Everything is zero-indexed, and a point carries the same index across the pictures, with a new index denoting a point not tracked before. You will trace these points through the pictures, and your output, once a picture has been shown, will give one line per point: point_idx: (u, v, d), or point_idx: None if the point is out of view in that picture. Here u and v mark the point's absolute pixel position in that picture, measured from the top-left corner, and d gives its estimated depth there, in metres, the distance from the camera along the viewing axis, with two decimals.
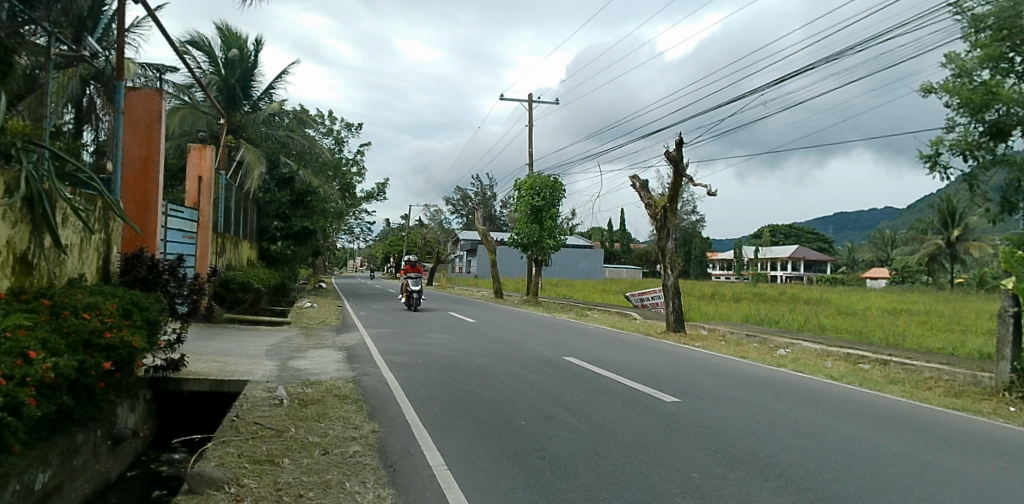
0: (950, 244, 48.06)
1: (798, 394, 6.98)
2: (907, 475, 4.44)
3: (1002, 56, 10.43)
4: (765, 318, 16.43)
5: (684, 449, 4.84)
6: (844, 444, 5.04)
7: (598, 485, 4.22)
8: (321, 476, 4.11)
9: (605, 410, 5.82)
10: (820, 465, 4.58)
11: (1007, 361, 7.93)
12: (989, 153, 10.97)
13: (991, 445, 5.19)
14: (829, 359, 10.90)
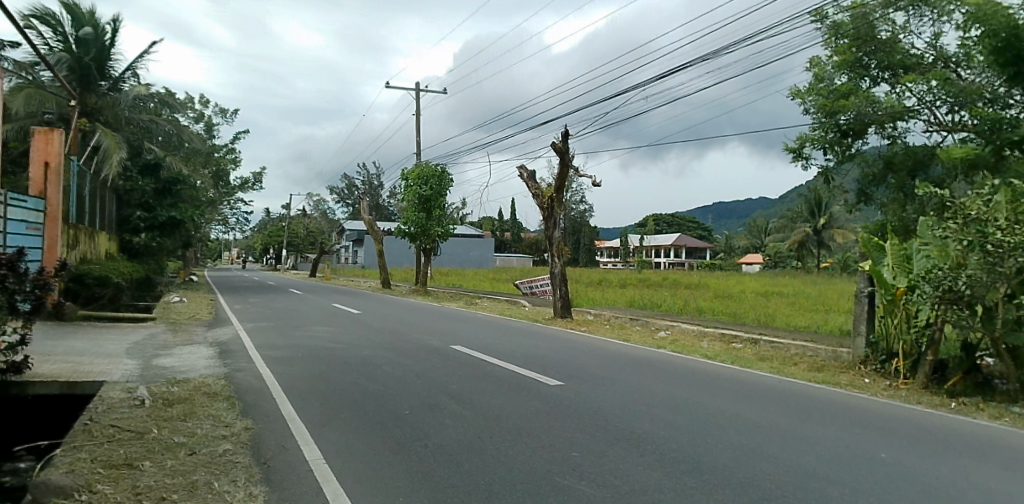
0: (817, 232, 50.56)
1: (677, 372, 7.32)
2: (771, 447, 4.76)
3: (857, 61, 11.75)
4: (647, 302, 17.21)
5: (567, 431, 4.97)
6: (716, 418, 5.34)
7: (481, 472, 4.26)
8: (186, 478, 3.89)
9: (490, 396, 5.88)
10: (695, 442, 4.83)
11: (863, 336, 8.70)
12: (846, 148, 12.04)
13: (843, 412, 5.67)
14: (705, 338, 11.47)
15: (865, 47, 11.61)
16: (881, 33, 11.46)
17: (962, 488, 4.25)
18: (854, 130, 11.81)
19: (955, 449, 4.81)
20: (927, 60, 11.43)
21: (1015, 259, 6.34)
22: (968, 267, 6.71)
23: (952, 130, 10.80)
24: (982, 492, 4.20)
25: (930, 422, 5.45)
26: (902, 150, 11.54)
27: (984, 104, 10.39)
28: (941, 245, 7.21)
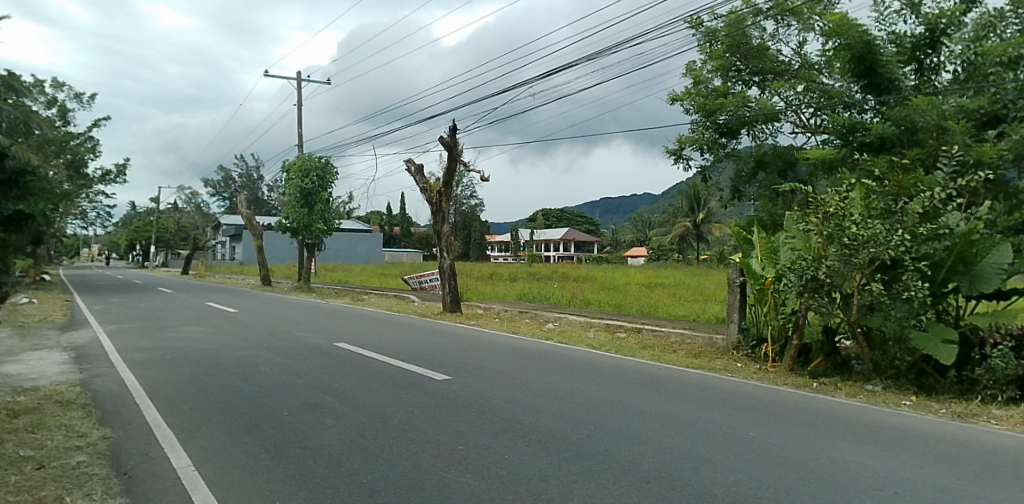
0: (696, 225, 52.19)
1: (561, 362, 7.56)
2: (646, 430, 5.02)
3: (731, 66, 12.33)
4: (536, 295, 17.74)
5: (452, 424, 5.00)
6: (597, 405, 5.55)
7: (364, 469, 4.20)
8: (32, 494, 3.57)
9: (375, 392, 5.82)
10: (576, 429, 5.00)
11: (735, 323, 9.28)
12: (722, 149, 12.78)
13: (712, 394, 6.05)
14: (592, 329, 11.90)
15: (737, 52, 12.18)
16: (752, 39, 12.01)
17: (816, 461, 4.66)
18: (729, 130, 12.35)
19: (807, 422, 5.28)
20: (791, 67, 12.13)
21: (867, 251, 6.65)
22: (827, 257, 7.02)
23: (817, 131, 11.62)
24: (834, 463, 4.61)
25: (789, 401, 5.93)
26: (769, 149, 12.34)
27: (841, 109, 11.27)
28: (804, 236, 7.50)
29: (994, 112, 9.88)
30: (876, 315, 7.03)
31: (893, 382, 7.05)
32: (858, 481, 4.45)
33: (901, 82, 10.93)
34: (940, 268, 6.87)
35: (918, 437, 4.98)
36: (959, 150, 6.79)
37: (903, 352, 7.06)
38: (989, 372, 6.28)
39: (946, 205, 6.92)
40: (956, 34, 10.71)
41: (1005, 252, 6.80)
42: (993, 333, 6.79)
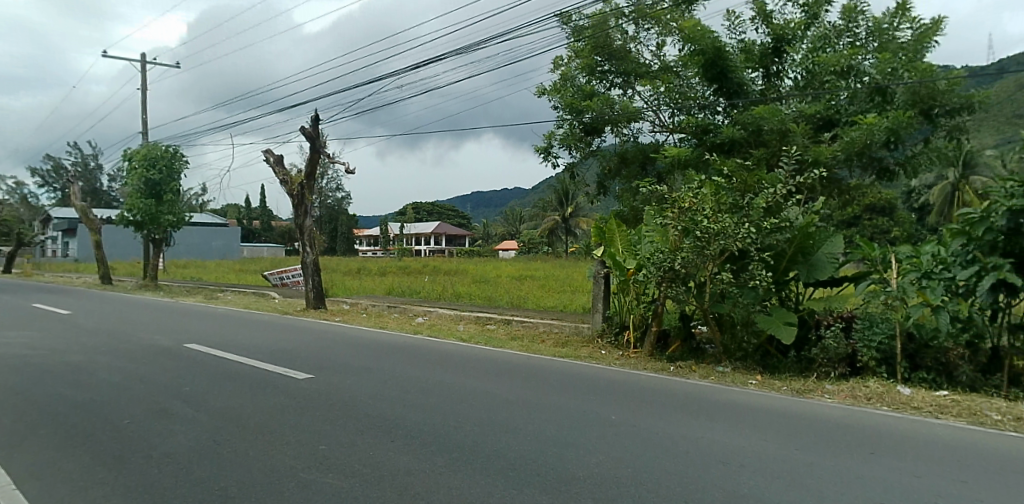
0: (565, 219, 52.76)
1: (429, 356, 7.59)
2: (512, 419, 5.13)
3: (596, 65, 12.55)
4: (406, 290, 17.76)
5: (315, 424, 4.86)
6: (465, 397, 5.61)
7: (216, 476, 3.98)
8: None
9: (232, 395, 5.54)
10: (443, 421, 5.03)
11: (599, 313, 9.61)
12: (587, 146, 13.04)
13: (575, 381, 6.30)
14: (462, 322, 11.97)
15: (601, 52, 12.32)
16: (615, 40, 12.26)
17: (673, 439, 4.95)
18: (594, 128, 12.68)
19: (662, 403, 5.60)
20: (651, 68, 12.39)
21: (718, 243, 7.21)
22: (682, 250, 7.48)
23: (674, 130, 12.14)
24: (689, 441, 4.92)
25: (647, 385, 6.28)
26: (631, 146, 12.78)
27: (696, 110, 11.86)
28: (661, 230, 7.86)
29: (829, 117, 10.83)
30: (726, 302, 7.61)
31: (741, 362, 7.61)
32: (707, 455, 4.79)
33: (749, 86, 11.66)
34: (781, 258, 7.50)
35: (760, 411, 5.42)
36: (795, 150, 7.42)
37: (750, 335, 7.67)
38: (823, 351, 7.03)
39: (787, 199, 7.53)
40: (798, 45, 11.45)
41: (836, 243, 7.54)
42: (826, 316, 7.55)
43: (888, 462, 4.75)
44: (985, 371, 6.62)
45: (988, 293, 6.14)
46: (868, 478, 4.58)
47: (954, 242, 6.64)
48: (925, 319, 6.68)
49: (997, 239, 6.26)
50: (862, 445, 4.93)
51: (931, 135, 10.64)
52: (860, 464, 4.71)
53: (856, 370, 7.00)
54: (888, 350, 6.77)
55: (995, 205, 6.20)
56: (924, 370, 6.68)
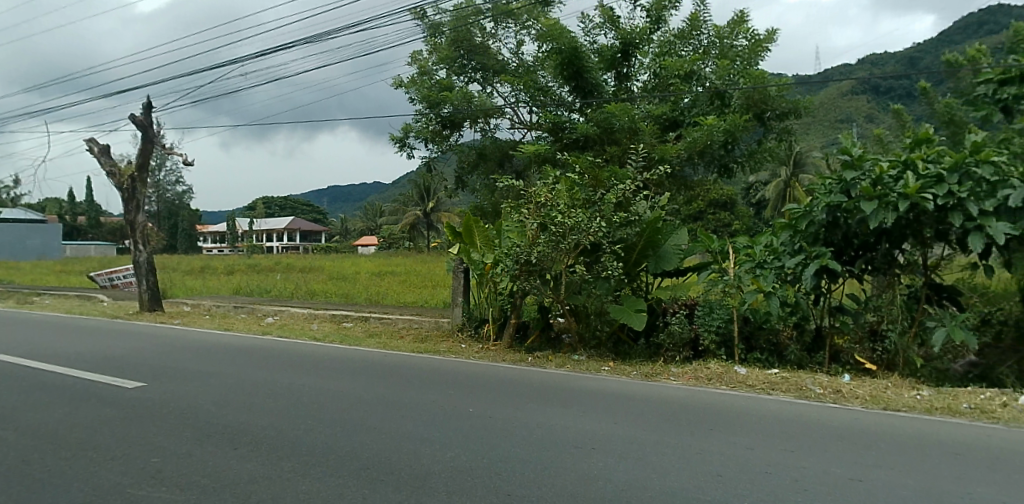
0: (425, 214, 49.34)
1: (279, 358, 7.31)
2: (366, 417, 5.08)
3: (456, 58, 12.69)
4: (255, 289, 16.96)
5: (146, 435, 4.53)
6: (318, 398, 5.47)
7: (23, 499, 3.61)
8: None
9: (50, 409, 5.04)
10: (292, 424, 4.88)
11: (460, 307, 9.68)
12: (444, 140, 13.08)
13: (431, 376, 6.33)
14: (316, 321, 11.59)
15: (460, 47, 12.51)
16: (473, 36, 12.47)
17: (528, 428, 5.08)
18: (452, 122, 12.78)
19: (515, 394, 5.72)
20: (509, 66, 12.69)
21: (572, 237, 7.39)
22: (538, 244, 7.58)
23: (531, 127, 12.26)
24: (543, 428, 5.08)
25: (505, 376, 6.41)
26: (489, 142, 12.81)
27: (552, 107, 12.00)
28: (517, 227, 7.98)
29: (674, 118, 11.53)
30: (582, 294, 7.91)
31: (595, 350, 8.02)
32: (559, 442, 4.96)
33: (602, 86, 12.05)
34: (632, 250, 7.79)
35: (610, 396, 5.67)
36: (643, 150, 7.98)
37: (603, 323, 8.05)
38: (670, 336, 7.50)
39: (637, 195, 7.91)
40: (645, 49, 12.04)
41: (681, 235, 8.05)
42: (672, 304, 8.01)
43: (725, 437, 5.09)
44: (810, 350, 7.34)
45: (811, 278, 6.78)
46: (707, 452, 4.92)
47: (783, 234, 7.40)
48: (758, 304, 7.22)
49: (818, 231, 7.03)
50: (703, 422, 5.24)
51: (763, 137, 11.63)
52: (699, 440, 5.04)
53: (698, 353, 7.62)
54: (726, 333, 7.37)
55: (815, 200, 6.94)
56: (757, 350, 7.33)
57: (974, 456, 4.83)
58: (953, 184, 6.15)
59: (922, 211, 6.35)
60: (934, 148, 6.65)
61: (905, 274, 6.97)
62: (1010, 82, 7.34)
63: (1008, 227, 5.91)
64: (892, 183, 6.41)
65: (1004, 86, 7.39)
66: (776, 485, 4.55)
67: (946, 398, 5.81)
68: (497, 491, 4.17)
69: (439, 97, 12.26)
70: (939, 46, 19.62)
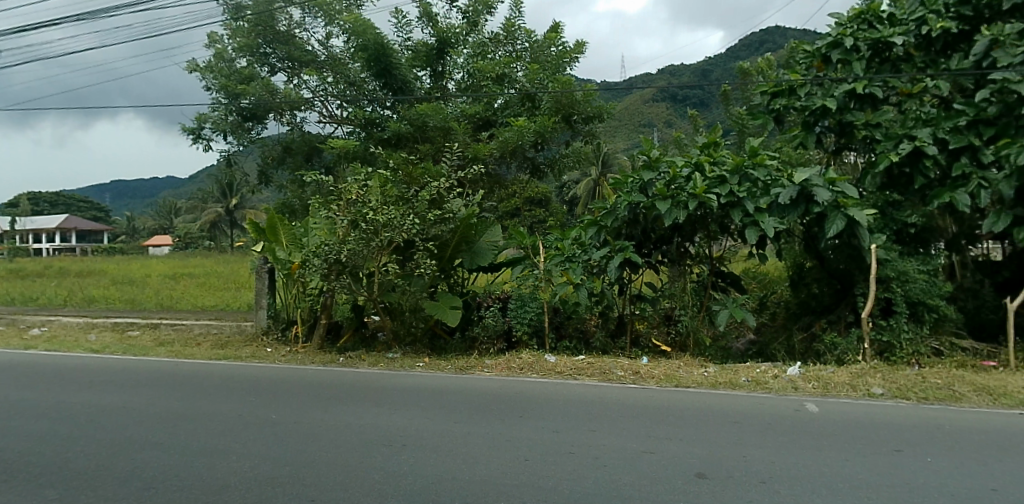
0: (230, 211, 46.58)
1: (52, 376, 6.50)
2: (156, 434, 4.75)
3: (258, 47, 12.40)
4: (16, 298, 14.81)
5: None
6: (94, 418, 4.97)
7: None
8: None
9: None
10: (61, 448, 4.41)
11: (264, 310, 9.22)
12: (246, 133, 12.73)
13: (228, 383, 6.02)
14: (95, 330, 10.31)
15: (263, 34, 12.26)
16: (279, 24, 12.28)
17: (337, 431, 5.02)
18: (253, 114, 12.48)
19: (314, 397, 5.59)
20: (319, 58, 12.65)
21: (385, 234, 7.03)
22: (348, 242, 7.12)
23: (341, 122, 12.49)
24: (352, 429, 5.06)
25: (313, 379, 6.26)
26: (297, 135, 12.77)
27: (365, 104, 12.32)
28: (327, 224, 7.44)
29: (486, 118, 12.03)
30: (395, 291, 7.69)
31: (411, 347, 8.03)
32: (370, 441, 4.92)
33: (413, 84, 12.44)
34: (446, 247, 7.78)
35: (419, 393, 5.72)
36: (456, 147, 7.90)
37: (417, 320, 8.09)
38: (485, 330, 7.75)
39: (451, 192, 7.78)
40: (459, 49, 12.61)
41: (495, 231, 8.22)
42: (486, 298, 8.40)
43: (533, 423, 5.28)
44: (614, 335, 7.97)
45: (616, 270, 7.33)
46: (515, 439, 5.09)
47: (589, 229, 7.82)
48: (568, 296, 7.58)
49: (620, 226, 7.65)
50: (514, 411, 5.41)
51: (571, 138, 12.11)
52: (509, 427, 5.20)
53: (511, 344, 7.91)
54: (536, 324, 7.70)
55: (619, 198, 7.50)
56: (567, 339, 7.79)
57: (748, 423, 5.38)
58: (733, 185, 6.96)
59: (710, 209, 7.15)
60: (719, 152, 7.41)
61: (695, 265, 7.90)
62: (779, 95, 8.19)
63: (776, 222, 6.77)
64: (683, 183, 7.14)
65: (776, 97, 8.21)
66: (580, 464, 4.81)
67: (729, 373, 6.54)
68: (296, 490, 4.06)
69: (238, 88, 11.87)
70: (721, 67, 22.30)
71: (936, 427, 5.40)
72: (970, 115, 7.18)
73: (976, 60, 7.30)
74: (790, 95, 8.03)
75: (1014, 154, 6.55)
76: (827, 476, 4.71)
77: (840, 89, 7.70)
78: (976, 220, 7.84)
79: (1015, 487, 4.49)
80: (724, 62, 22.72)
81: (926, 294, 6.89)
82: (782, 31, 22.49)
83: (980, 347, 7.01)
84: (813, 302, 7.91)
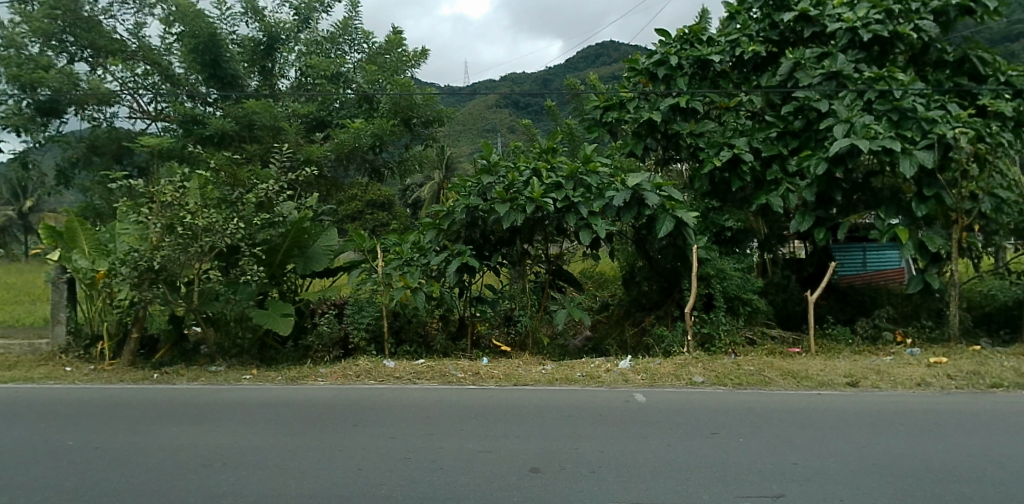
0: (22, 215, 41.40)
1: None
2: None
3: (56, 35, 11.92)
4: None
5: None
6: None
7: None
8: None
9: None
10: None
11: (63, 324, 8.39)
12: (42, 130, 11.90)
13: (15, 410, 5.32)
14: None
15: (61, 18, 11.69)
16: (83, 9, 11.89)
17: (147, 455, 4.63)
18: (50, 108, 11.76)
19: (109, 420, 5.16)
20: (128, 47, 12.42)
21: (205, 240, 6.61)
22: (162, 248, 6.58)
23: (155, 118, 12.24)
24: (165, 450, 4.70)
25: (121, 399, 5.74)
26: (103, 131, 12.24)
27: (184, 99, 12.07)
28: (137, 229, 6.84)
29: (321, 118, 12.20)
30: (219, 300, 7.33)
31: (237, 359, 7.57)
32: (186, 463, 4.56)
33: (243, 79, 12.59)
34: (276, 253, 7.46)
35: (238, 406, 5.48)
36: (286, 148, 7.55)
37: (245, 330, 7.63)
38: (319, 337, 7.55)
39: (281, 196, 7.49)
40: (290, 46, 13.29)
41: (331, 236, 8.01)
42: (321, 304, 8.31)
43: (369, 430, 5.15)
44: (455, 337, 8.23)
45: (453, 273, 7.53)
46: (349, 449, 4.92)
47: (427, 233, 8.00)
48: (406, 300, 7.60)
49: (459, 230, 7.91)
50: (349, 420, 5.27)
51: (412, 141, 12.55)
52: (341, 437, 5.04)
53: (349, 351, 7.75)
54: (375, 329, 7.64)
55: (457, 202, 7.75)
56: (406, 344, 7.83)
57: (580, 416, 5.59)
58: (568, 190, 7.37)
59: (547, 213, 7.45)
60: (556, 158, 7.90)
61: (534, 265, 8.40)
62: (612, 108, 8.89)
63: (607, 224, 7.26)
64: (522, 187, 7.49)
65: (608, 111, 8.94)
66: (415, 468, 4.70)
67: (565, 369, 6.80)
68: None
69: (32, 78, 11.09)
70: (559, 78, 24.16)
71: (749, 409, 5.91)
72: (779, 127, 8.19)
73: (783, 79, 8.26)
74: (621, 108, 8.74)
75: (814, 164, 7.43)
76: (652, 461, 4.96)
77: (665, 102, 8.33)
78: (782, 222, 8.86)
79: (810, 459, 4.97)
80: (561, 73, 24.51)
81: (741, 289, 7.75)
82: (614, 45, 24.71)
83: (787, 336, 7.91)
84: (644, 299, 8.59)
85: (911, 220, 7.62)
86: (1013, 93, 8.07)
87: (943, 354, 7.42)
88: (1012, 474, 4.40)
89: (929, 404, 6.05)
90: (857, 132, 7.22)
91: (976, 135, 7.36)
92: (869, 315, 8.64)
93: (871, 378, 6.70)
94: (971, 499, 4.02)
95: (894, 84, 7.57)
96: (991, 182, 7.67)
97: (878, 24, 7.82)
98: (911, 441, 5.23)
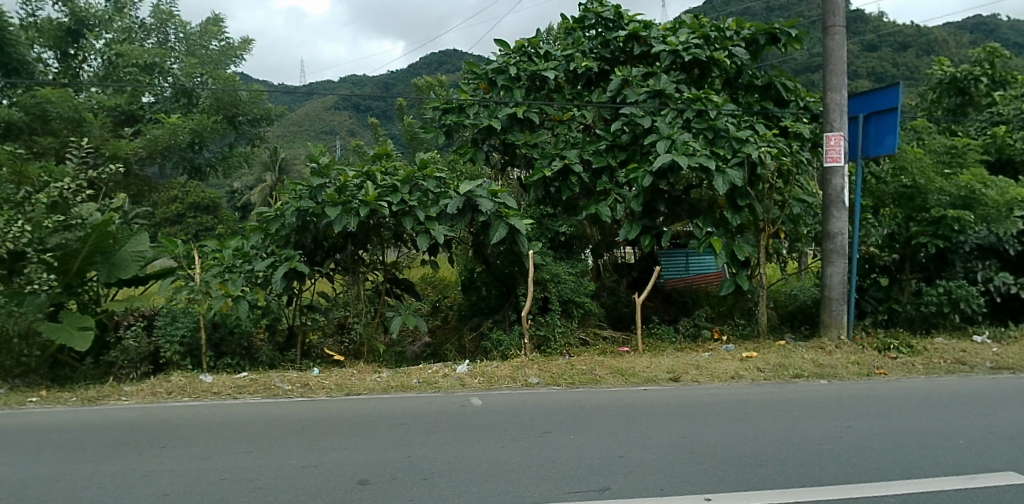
0: None
1: None
2: None
3: None
4: None
5: None
6: None
7: None
8: None
9: None
10: None
11: None
12: None
13: None
14: None
15: None
16: None
17: None
18: None
19: None
20: None
21: None
22: None
23: None
24: None
25: None
26: None
27: None
28: None
29: (131, 112, 13.27)
30: None
31: (22, 380, 6.72)
32: None
33: (31, 66, 12.53)
34: (73, 260, 6.80)
35: (13, 432, 4.95)
36: (85, 143, 7.04)
37: (31, 347, 6.72)
38: (125, 353, 7.04)
39: (80, 196, 6.98)
40: (99, 32, 13.91)
41: (141, 240, 7.51)
42: (127, 316, 7.78)
43: (180, 452, 4.76)
44: (283, 348, 8.12)
45: (280, 280, 7.46)
46: (154, 474, 4.43)
47: (254, 237, 8.01)
48: (228, 310, 7.27)
49: (289, 234, 7.88)
50: (153, 442, 4.88)
51: (235, 140, 14.72)
52: (146, 462, 4.58)
53: (159, 366, 7.31)
54: (190, 342, 7.22)
55: (288, 205, 7.69)
56: (228, 355, 7.53)
57: (416, 424, 5.56)
58: (404, 195, 7.57)
59: (384, 217, 7.71)
60: (391, 162, 8.10)
61: (370, 272, 8.48)
62: (450, 111, 9.39)
63: (444, 230, 7.61)
64: (354, 191, 7.54)
65: (447, 113, 9.38)
66: (229, 489, 4.26)
67: (401, 376, 6.84)
68: None
69: None
70: (401, 83, 25.60)
71: (579, 407, 6.20)
72: (608, 141, 8.87)
73: (612, 95, 9.03)
74: (459, 113, 9.26)
75: (641, 177, 8.02)
76: (485, 463, 4.92)
77: (503, 112, 8.99)
78: (614, 230, 9.61)
79: (634, 451, 5.19)
80: (404, 78, 25.92)
81: (574, 293, 8.26)
82: (458, 54, 26.09)
83: (617, 336, 8.51)
84: (483, 304, 9.09)
85: (724, 230, 8.51)
86: (809, 117, 9.21)
87: (752, 349, 8.29)
88: (810, 457, 4.92)
89: (739, 396, 6.68)
90: (676, 149, 7.87)
91: (780, 152, 8.29)
92: (689, 315, 9.62)
93: (690, 373, 7.33)
94: (775, 482, 4.43)
95: (709, 104, 8.48)
96: (793, 192, 8.69)
97: (697, 48, 8.86)
98: (722, 429, 5.72)
